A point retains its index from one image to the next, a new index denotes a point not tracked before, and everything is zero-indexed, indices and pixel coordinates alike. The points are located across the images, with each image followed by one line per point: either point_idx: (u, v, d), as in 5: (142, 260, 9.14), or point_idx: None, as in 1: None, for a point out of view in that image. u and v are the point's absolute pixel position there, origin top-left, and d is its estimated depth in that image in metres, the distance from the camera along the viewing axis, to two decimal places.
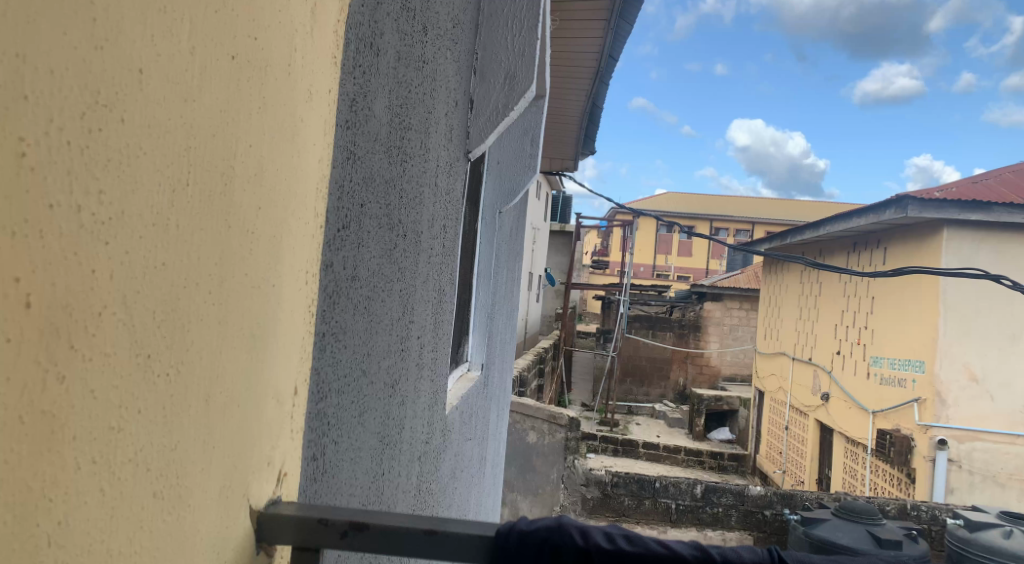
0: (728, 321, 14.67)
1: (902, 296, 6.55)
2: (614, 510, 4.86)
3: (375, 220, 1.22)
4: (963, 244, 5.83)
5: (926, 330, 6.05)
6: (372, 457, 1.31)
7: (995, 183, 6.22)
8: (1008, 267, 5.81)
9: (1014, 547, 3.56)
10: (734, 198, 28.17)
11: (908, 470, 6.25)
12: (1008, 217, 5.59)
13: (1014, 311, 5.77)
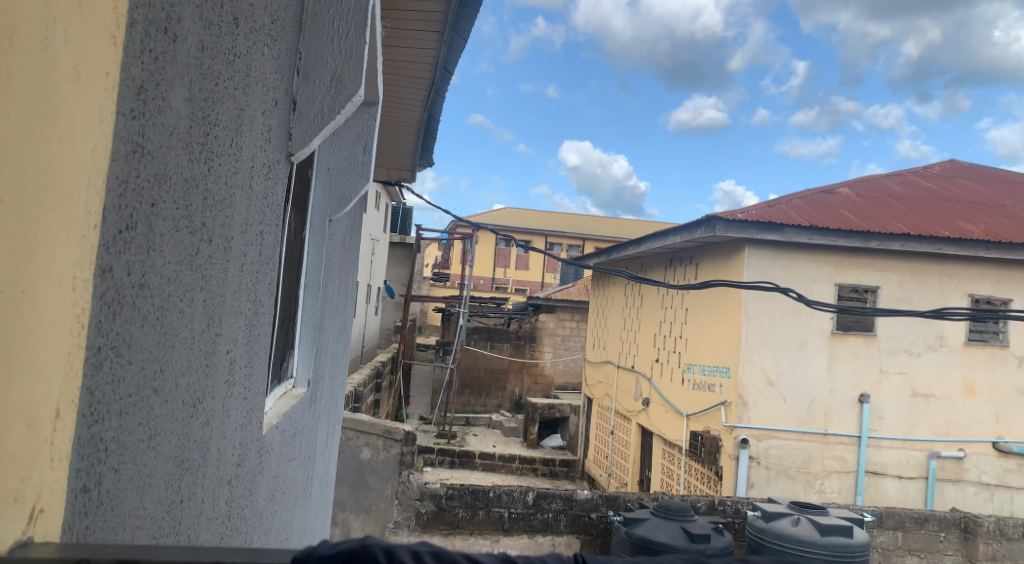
0: (560, 332, 15.16)
1: (711, 308, 7.12)
2: (448, 523, 4.78)
3: (171, 222, 1.15)
4: (761, 261, 6.44)
5: (731, 339, 6.60)
6: (167, 483, 1.22)
7: (787, 207, 6.93)
8: (797, 282, 6.50)
9: (799, 533, 3.97)
10: (568, 216, 29.23)
11: (716, 468, 6.70)
12: (796, 237, 6.28)
13: (801, 321, 6.48)
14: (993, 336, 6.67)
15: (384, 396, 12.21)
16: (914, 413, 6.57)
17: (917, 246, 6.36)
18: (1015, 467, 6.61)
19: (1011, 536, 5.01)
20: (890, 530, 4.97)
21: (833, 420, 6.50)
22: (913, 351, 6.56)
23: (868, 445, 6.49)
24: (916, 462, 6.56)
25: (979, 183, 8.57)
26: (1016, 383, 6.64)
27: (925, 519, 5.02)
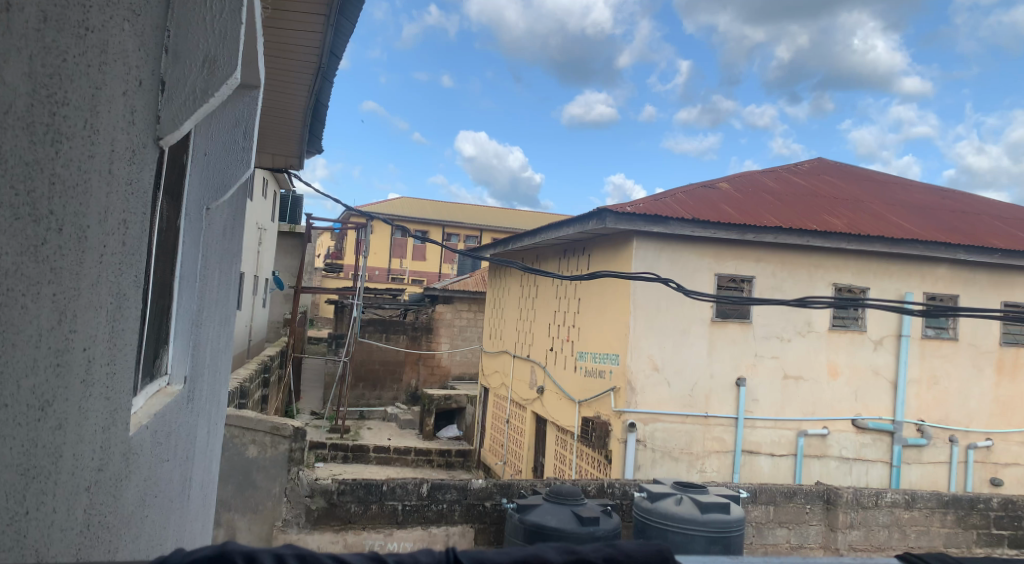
0: (457, 323, 15.12)
1: (602, 297, 7.32)
2: (339, 519, 4.67)
3: (9, 208, 1.06)
4: (648, 252, 6.67)
5: (620, 327, 6.81)
6: (9, 494, 1.13)
7: (673, 200, 7.21)
8: (680, 272, 6.78)
9: (682, 512, 4.15)
10: (465, 207, 29.12)
11: (606, 452, 6.90)
12: (680, 230, 6.55)
13: (684, 309, 6.77)
14: (853, 322, 7.20)
15: (273, 391, 11.80)
16: (785, 394, 7.02)
17: (787, 238, 6.79)
18: (872, 442, 7.17)
19: (866, 505, 5.44)
20: (763, 505, 5.29)
21: (713, 403, 6.85)
22: (785, 336, 6.98)
23: (745, 425, 6.87)
24: (786, 439, 7.01)
25: (844, 180, 9.22)
26: (874, 364, 7.19)
27: (794, 493, 5.37)
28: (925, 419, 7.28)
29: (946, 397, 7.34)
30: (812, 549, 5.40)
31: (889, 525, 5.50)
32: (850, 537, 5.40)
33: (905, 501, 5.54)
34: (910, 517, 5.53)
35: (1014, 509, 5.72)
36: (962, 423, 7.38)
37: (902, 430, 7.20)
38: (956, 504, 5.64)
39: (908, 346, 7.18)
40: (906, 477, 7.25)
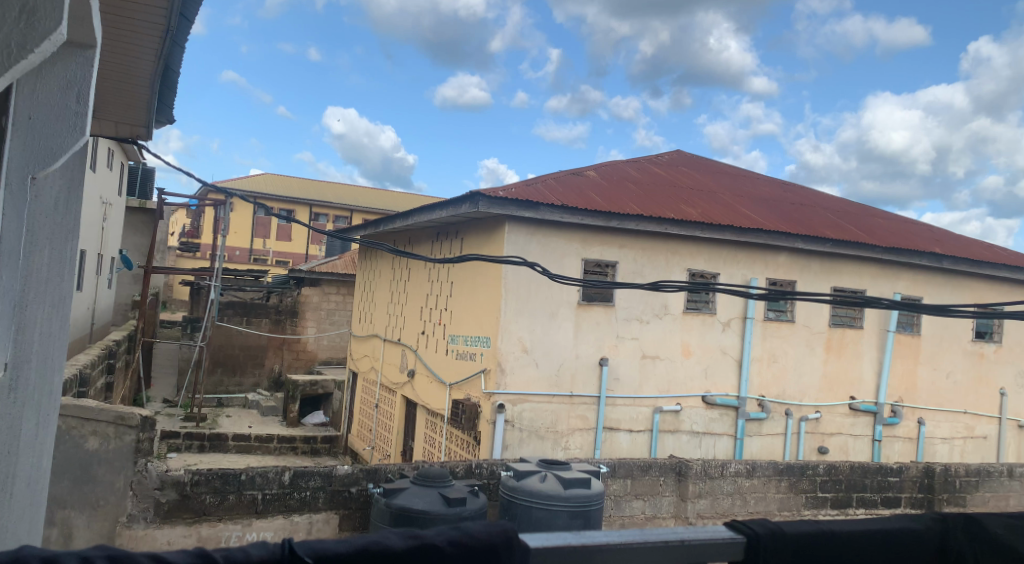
0: (325, 306, 14.69)
1: (474, 279, 7.36)
2: (193, 511, 4.45)
3: None
4: (519, 236, 6.77)
5: (491, 310, 6.88)
6: None
7: (544, 186, 7.34)
8: (548, 257, 6.93)
9: (546, 488, 4.26)
10: (334, 186, 28.12)
11: (474, 433, 6.96)
12: (549, 215, 6.70)
13: (551, 293, 6.93)
14: (705, 305, 7.66)
15: (119, 379, 11.01)
16: (643, 373, 7.36)
17: (648, 226, 7.12)
18: (719, 416, 7.68)
19: (713, 475, 5.83)
20: (621, 479, 5.54)
21: (578, 382, 7.07)
22: (644, 318, 7.32)
23: (606, 403, 7.16)
24: (643, 416, 7.37)
25: (700, 172, 9.74)
26: (722, 344, 7.69)
27: (649, 466, 5.65)
28: (765, 395, 7.88)
29: (783, 374, 7.97)
30: (664, 519, 5.73)
31: (732, 493, 5.92)
32: (698, 506, 5.76)
33: (746, 471, 5.98)
34: (750, 485, 5.98)
35: (837, 474, 6.32)
36: (796, 397, 8.05)
37: (746, 405, 7.76)
38: (790, 472, 6.15)
39: (752, 328, 7.73)
40: (747, 448, 7.82)
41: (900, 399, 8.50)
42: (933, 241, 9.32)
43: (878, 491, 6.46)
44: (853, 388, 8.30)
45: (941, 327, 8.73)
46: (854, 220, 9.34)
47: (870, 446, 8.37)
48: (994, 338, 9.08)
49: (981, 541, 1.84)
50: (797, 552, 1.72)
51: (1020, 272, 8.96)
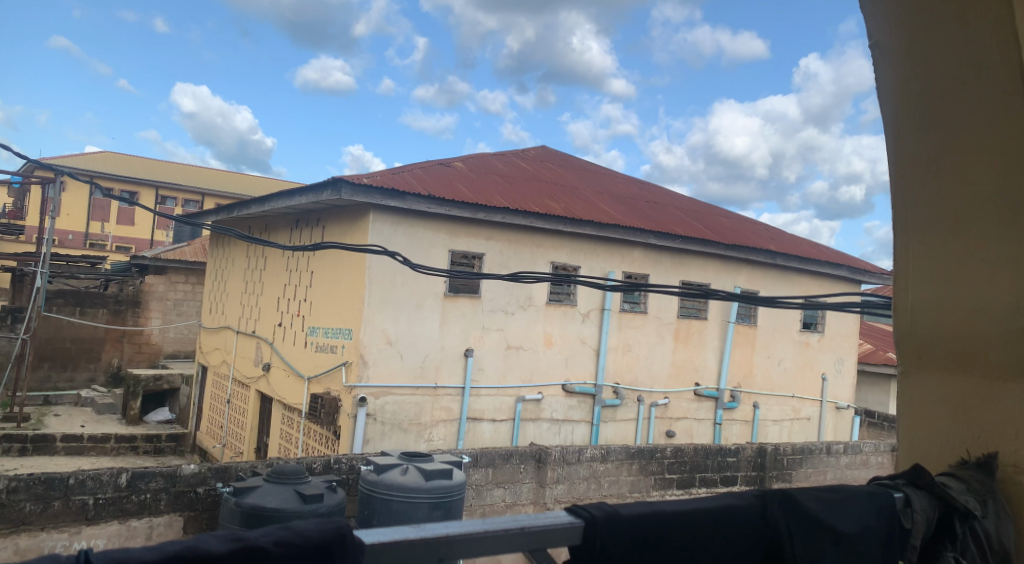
0: (171, 296, 13.78)
1: (336, 270, 7.16)
2: (11, 521, 4.02)
3: None
4: (384, 226, 6.67)
5: (353, 302, 6.74)
6: None
7: (410, 175, 7.25)
8: (413, 247, 6.88)
9: (407, 481, 4.22)
10: (183, 168, 26.33)
11: (334, 427, 6.79)
12: (416, 205, 6.66)
13: (415, 284, 6.89)
14: (566, 296, 7.87)
15: None
16: (507, 363, 7.48)
17: (514, 219, 7.23)
18: (577, 404, 7.95)
19: (571, 461, 6.04)
20: (483, 468, 5.59)
21: (442, 373, 7.08)
22: (508, 310, 7.43)
23: (470, 394, 7.21)
24: (506, 405, 7.48)
25: (563, 168, 9.99)
26: (582, 334, 7.95)
27: (510, 455, 5.74)
28: (620, 382, 8.24)
29: (637, 363, 8.36)
30: (524, 505, 5.85)
31: (588, 478, 6.15)
32: (555, 491, 5.96)
33: (601, 456, 6.23)
34: (604, 469, 6.24)
35: (683, 456, 6.71)
36: (647, 384, 8.46)
37: (602, 393, 8.07)
38: (641, 455, 6.47)
39: (609, 319, 8.04)
40: (603, 434, 8.13)
41: (738, 385, 9.16)
42: (769, 239, 10.09)
43: (718, 471, 6.92)
44: (698, 375, 8.84)
45: (774, 318, 9.48)
46: (702, 218, 9.93)
47: (712, 429, 8.97)
48: (818, 328, 9.96)
49: (798, 514, 1.72)
50: (634, 539, 1.61)
51: (841, 268, 9.88)
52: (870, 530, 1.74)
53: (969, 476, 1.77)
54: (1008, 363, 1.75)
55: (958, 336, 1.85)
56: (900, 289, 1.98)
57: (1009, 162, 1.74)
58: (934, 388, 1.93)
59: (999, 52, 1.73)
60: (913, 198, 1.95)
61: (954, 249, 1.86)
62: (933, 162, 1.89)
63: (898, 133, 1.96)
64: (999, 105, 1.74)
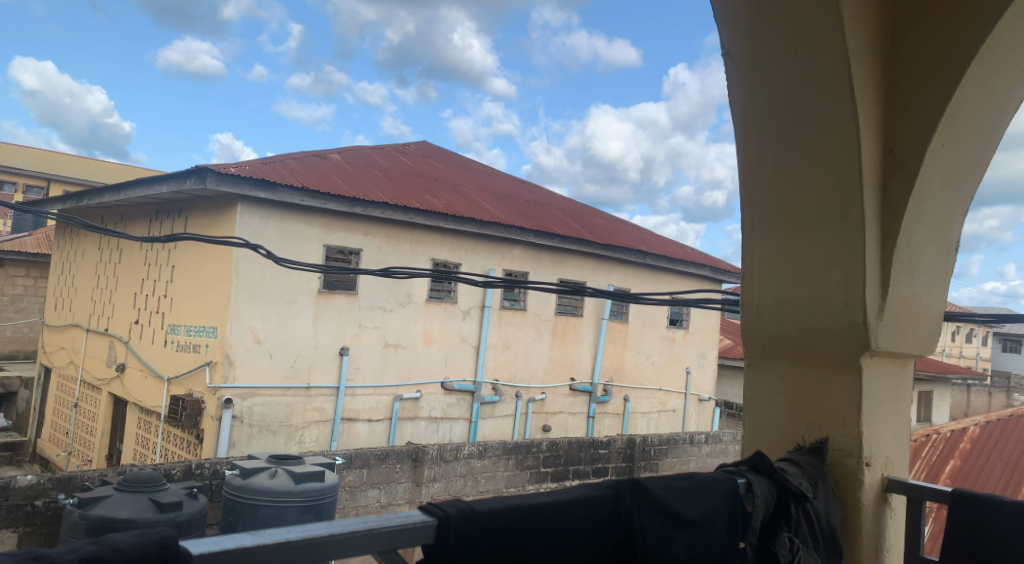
0: (9, 291, 12.55)
1: (201, 264, 6.77)
2: None
3: None
4: (254, 218, 6.40)
5: (219, 298, 6.41)
6: None
7: (282, 166, 6.97)
8: (285, 241, 6.63)
9: (275, 485, 4.06)
10: (24, 150, 24.01)
11: (196, 431, 6.43)
12: (288, 197, 6.42)
13: (287, 279, 6.65)
14: (446, 294, 7.85)
15: None
16: (384, 361, 7.36)
17: (393, 214, 7.14)
18: (455, 401, 7.94)
19: (447, 459, 6.03)
20: (358, 469, 5.48)
21: (315, 373, 6.87)
22: (386, 307, 7.32)
23: (345, 394, 7.05)
24: (383, 404, 7.36)
25: (444, 164, 9.95)
26: (461, 332, 7.95)
27: (386, 455, 5.66)
28: (498, 379, 8.31)
29: (515, 360, 8.45)
30: (399, 505, 5.78)
31: (465, 475, 6.17)
32: (432, 490, 5.93)
33: (478, 452, 6.25)
34: (481, 465, 6.27)
35: (557, 449, 6.86)
36: (525, 380, 8.58)
37: (480, 390, 8.10)
38: (517, 450, 6.55)
39: (489, 316, 8.09)
40: (481, 431, 8.16)
41: (611, 379, 9.47)
42: (640, 240, 10.51)
43: (590, 463, 7.13)
44: (573, 370, 9.07)
45: (644, 315, 9.88)
46: (578, 218, 10.19)
47: (585, 423, 9.22)
48: (684, 324, 10.48)
49: (649, 503, 1.43)
50: (490, 543, 1.26)
51: (706, 268, 10.43)
52: (717, 519, 1.49)
53: (802, 460, 1.68)
54: (840, 354, 1.73)
55: (796, 332, 1.80)
56: (745, 285, 1.91)
57: (844, 166, 1.68)
58: (774, 380, 1.88)
59: (837, 52, 1.62)
60: (760, 198, 1.85)
61: (792, 248, 1.80)
62: (775, 162, 1.80)
63: (744, 131, 1.84)
64: (835, 108, 1.66)
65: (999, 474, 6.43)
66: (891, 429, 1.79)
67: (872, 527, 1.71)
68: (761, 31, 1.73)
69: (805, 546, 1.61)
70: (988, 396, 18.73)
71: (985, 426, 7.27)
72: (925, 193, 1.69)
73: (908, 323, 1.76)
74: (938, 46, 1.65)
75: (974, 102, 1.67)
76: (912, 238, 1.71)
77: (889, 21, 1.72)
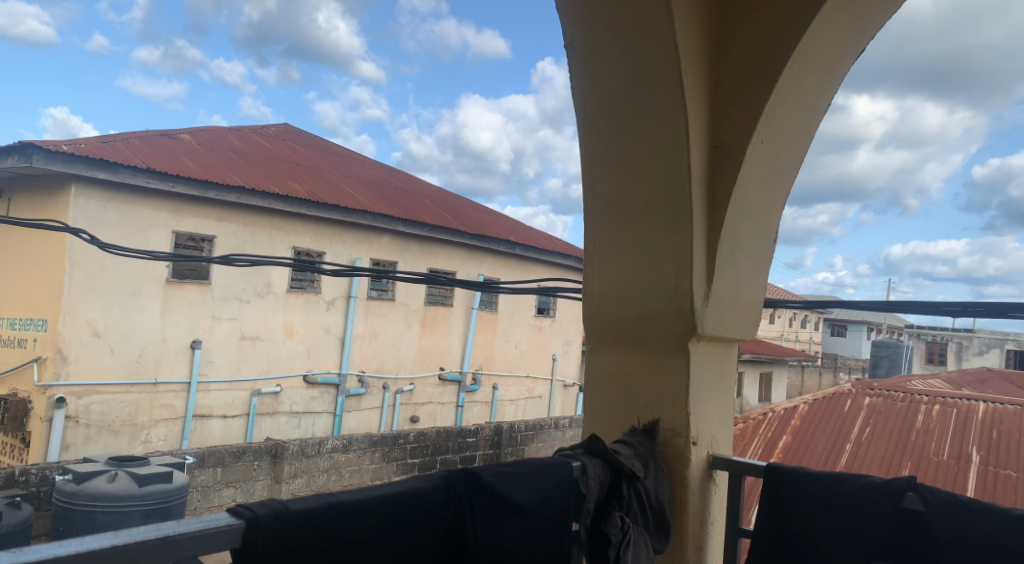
0: None
1: (26, 250, 6.15)
2: None
3: None
4: (91, 201, 5.91)
5: (49, 287, 5.88)
6: None
7: (124, 145, 6.44)
8: (128, 226, 6.17)
9: (115, 489, 3.75)
10: None
11: (23, 434, 5.85)
12: (131, 179, 5.99)
13: (130, 268, 6.18)
14: (309, 283, 7.58)
15: None
16: (240, 355, 7.02)
17: (250, 199, 6.81)
18: (318, 395, 7.68)
19: (309, 454, 5.83)
20: (210, 468, 5.22)
21: (162, 368, 6.44)
22: (243, 297, 6.98)
23: (197, 390, 6.64)
24: (239, 400, 7.00)
25: (306, 148, 9.58)
26: (325, 323, 7.70)
27: (242, 452, 5.42)
28: (365, 370, 8.11)
29: (382, 351, 8.28)
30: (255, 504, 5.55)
31: (328, 469, 5.99)
32: (293, 486, 5.71)
33: (342, 446, 6.10)
34: (345, 459, 6.12)
35: (425, 440, 6.83)
36: (393, 371, 8.42)
37: (345, 382, 7.88)
38: (383, 443, 6.45)
39: (354, 307, 7.89)
40: (346, 424, 7.94)
41: (479, 368, 9.49)
42: (508, 230, 10.60)
43: (457, 452, 7.13)
44: (441, 360, 9.01)
45: (512, 304, 9.97)
46: (445, 207, 10.13)
47: (454, 412, 9.18)
48: (550, 313, 10.70)
49: (481, 490, 1.42)
50: (305, 543, 1.19)
51: (571, 259, 10.69)
52: (550, 502, 1.51)
53: (635, 441, 1.76)
54: (670, 339, 1.83)
55: (632, 318, 1.88)
56: (588, 273, 1.97)
57: (675, 160, 1.76)
58: (613, 365, 1.95)
59: (668, 50, 1.69)
60: (600, 188, 1.91)
61: (629, 238, 1.87)
62: (613, 153, 1.87)
63: (585, 122, 1.89)
64: (667, 106, 1.74)
65: (823, 447, 7.08)
66: (716, 411, 1.91)
67: (697, 502, 1.81)
68: (600, 24, 1.77)
69: (636, 524, 1.67)
70: (819, 374, 20.55)
71: (813, 404, 7.96)
72: (746, 188, 1.81)
73: (730, 308, 1.87)
74: (757, 48, 1.76)
75: (788, 104, 1.80)
76: (735, 229, 1.83)
77: (716, 22, 1.81)
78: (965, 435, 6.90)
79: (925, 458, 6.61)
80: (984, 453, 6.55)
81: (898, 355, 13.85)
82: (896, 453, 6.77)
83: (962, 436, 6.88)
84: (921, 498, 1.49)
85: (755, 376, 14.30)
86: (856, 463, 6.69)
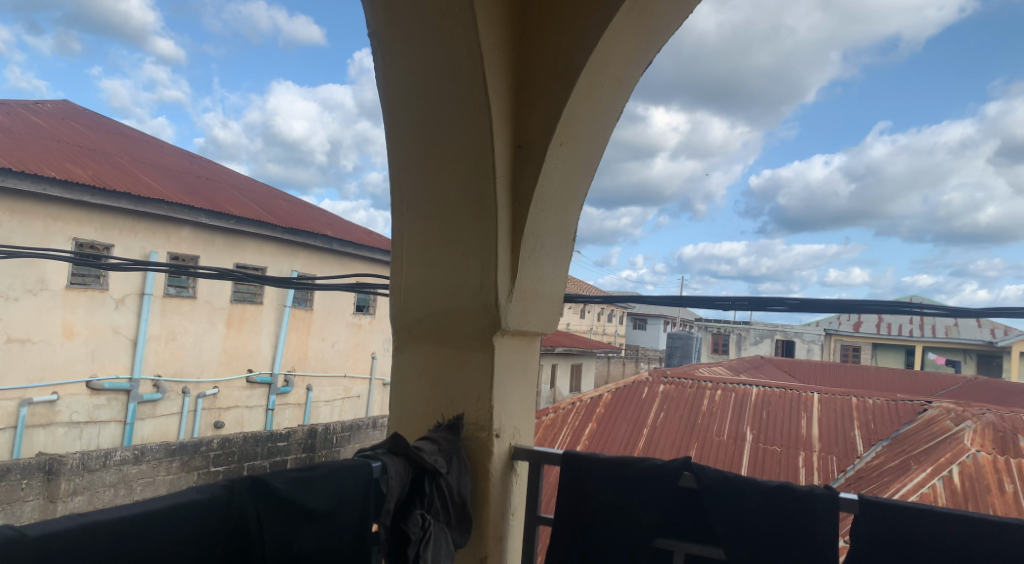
0: None
1: None
2: None
3: None
4: None
5: None
6: None
7: None
8: None
9: None
10: None
11: None
12: None
13: None
14: (94, 280, 6.86)
15: None
16: (5, 359, 6.20)
17: (18, 182, 6.03)
18: (105, 402, 6.94)
19: (92, 468, 5.25)
20: None
21: None
22: (9, 295, 6.20)
23: None
24: (4, 412, 6.15)
25: (90, 128, 8.62)
26: (113, 323, 6.99)
27: (6, 471, 4.79)
28: (161, 374, 7.45)
29: (181, 352, 7.65)
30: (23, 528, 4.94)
31: (115, 483, 5.45)
32: (71, 505, 5.13)
33: (133, 457, 5.57)
34: (136, 471, 5.60)
35: (230, 446, 6.41)
36: (194, 374, 7.81)
37: (138, 387, 7.19)
38: (181, 451, 5.97)
39: (149, 305, 7.24)
40: (138, 433, 7.23)
41: (292, 368, 9.05)
42: (324, 224, 10.24)
43: (266, 457, 6.77)
44: (250, 361, 8.50)
45: (328, 301, 9.63)
46: (254, 198, 9.58)
47: (264, 415, 8.68)
48: (368, 310, 10.48)
49: (269, 498, 1.35)
50: None
51: None
52: (347, 505, 1.46)
53: (439, 438, 1.76)
54: (475, 334, 1.85)
55: (439, 314, 1.88)
56: (395, 269, 1.94)
57: (479, 157, 1.79)
58: (419, 361, 1.94)
59: (472, 52, 1.71)
60: (407, 181, 1.89)
61: (436, 232, 1.88)
62: (422, 148, 1.85)
63: (393, 114, 1.86)
64: (473, 105, 1.76)
65: (623, 434, 7.55)
66: (519, 403, 1.97)
67: (499, 493, 1.85)
68: (408, 19, 1.74)
69: (438, 520, 1.67)
70: (621, 364, 21.93)
71: (616, 392, 8.46)
72: (547, 187, 1.88)
73: (533, 304, 1.94)
74: (558, 54, 1.82)
75: (584, 111, 1.88)
76: (537, 228, 1.89)
77: (519, 25, 1.85)
78: (741, 417, 7.69)
79: (709, 439, 7.27)
80: (756, 432, 7.35)
81: (689, 346, 15.13)
82: (685, 436, 7.38)
83: (738, 417, 7.66)
84: (694, 476, 1.64)
85: (566, 368, 14.96)
86: (651, 447, 7.21)
